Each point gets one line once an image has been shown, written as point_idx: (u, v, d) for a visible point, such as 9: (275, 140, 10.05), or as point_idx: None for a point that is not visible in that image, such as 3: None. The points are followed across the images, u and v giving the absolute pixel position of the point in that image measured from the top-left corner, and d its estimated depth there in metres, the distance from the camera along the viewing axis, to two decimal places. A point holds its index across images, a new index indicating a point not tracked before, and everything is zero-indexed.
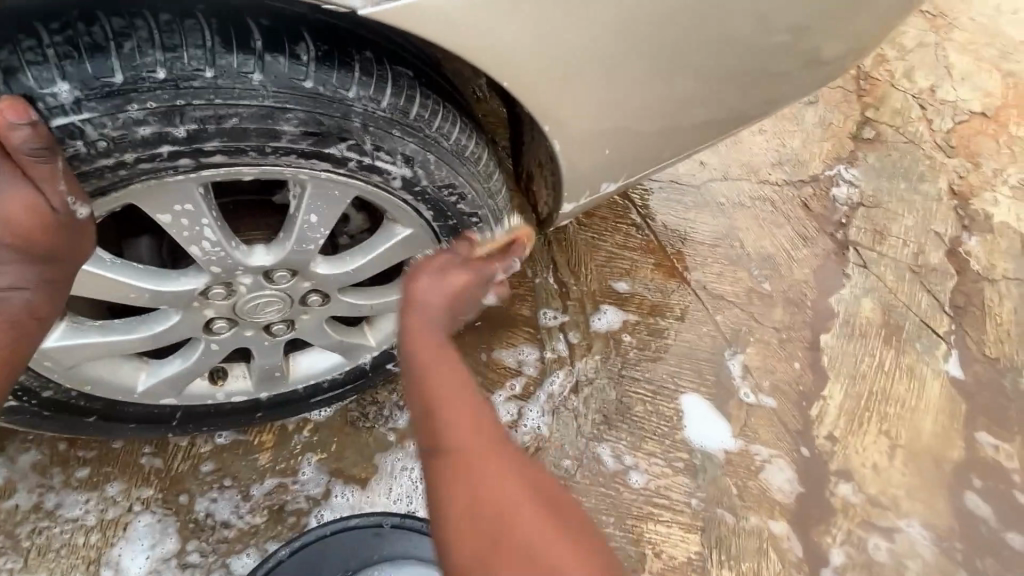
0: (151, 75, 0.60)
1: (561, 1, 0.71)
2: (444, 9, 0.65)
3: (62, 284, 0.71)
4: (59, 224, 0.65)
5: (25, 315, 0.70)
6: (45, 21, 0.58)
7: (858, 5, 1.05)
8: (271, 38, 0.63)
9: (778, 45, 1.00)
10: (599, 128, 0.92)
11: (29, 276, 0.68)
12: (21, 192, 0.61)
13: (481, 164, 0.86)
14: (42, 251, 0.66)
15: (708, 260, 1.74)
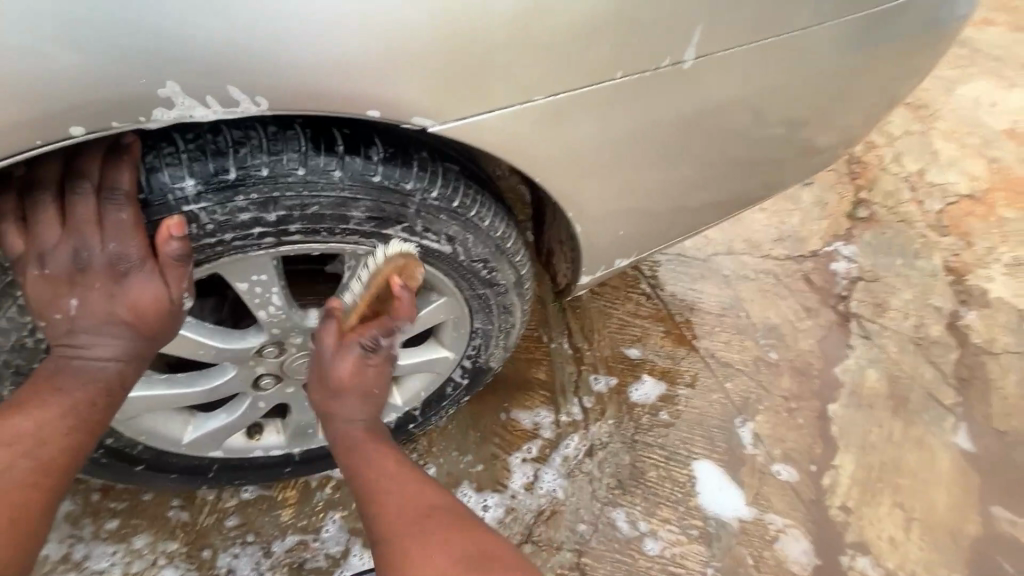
0: (256, 173, 0.71)
1: (600, 115, 0.82)
2: (502, 125, 0.73)
3: (150, 356, 0.83)
4: (170, 312, 0.77)
5: (115, 383, 0.81)
6: (181, 131, 0.70)
7: (846, 103, 1.18)
8: (351, 143, 0.75)
9: (773, 138, 1.13)
10: (613, 211, 1.04)
11: (129, 351, 0.80)
12: (152, 284, 0.74)
13: (510, 242, 0.99)
14: (149, 330, 0.78)
15: (716, 329, 1.83)
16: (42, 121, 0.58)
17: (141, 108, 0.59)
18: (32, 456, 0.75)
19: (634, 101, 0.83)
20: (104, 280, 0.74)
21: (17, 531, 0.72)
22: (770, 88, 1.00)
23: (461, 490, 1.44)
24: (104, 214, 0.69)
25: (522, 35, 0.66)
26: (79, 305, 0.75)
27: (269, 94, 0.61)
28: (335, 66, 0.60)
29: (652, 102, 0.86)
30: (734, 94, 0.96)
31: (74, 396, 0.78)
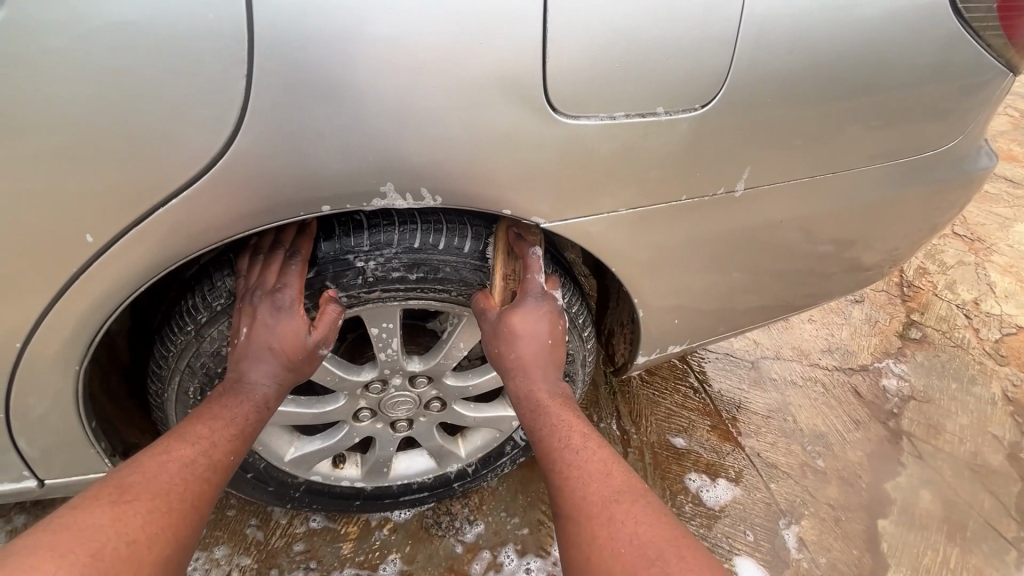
0: (411, 243, 0.95)
1: (667, 225, 1.04)
2: (593, 227, 0.96)
3: (289, 387, 1.02)
4: (305, 350, 0.98)
5: (262, 405, 0.98)
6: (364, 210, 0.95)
7: (882, 231, 1.36)
8: (478, 228, 0.99)
9: (814, 254, 1.31)
10: (671, 304, 1.22)
11: (278, 378, 0.99)
12: (297, 324, 0.96)
13: (583, 318, 1.17)
14: (292, 362, 0.98)
15: (762, 429, 1.89)
16: (305, 201, 0.80)
17: (366, 197, 0.82)
18: (201, 460, 0.87)
19: (693, 218, 1.06)
20: (264, 317, 0.94)
21: (188, 526, 0.81)
22: (809, 216, 1.20)
23: (504, 551, 1.48)
24: (287, 269, 0.93)
25: (621, 166, 0.90)
26: (244, 335, 0.95)
27: (448, 195, 0.84)
28: (496, 179, 0.83)
29: (708, 220, 1.08)
30: (778, 218, 1.16)
31: (234, 414, 0.94)
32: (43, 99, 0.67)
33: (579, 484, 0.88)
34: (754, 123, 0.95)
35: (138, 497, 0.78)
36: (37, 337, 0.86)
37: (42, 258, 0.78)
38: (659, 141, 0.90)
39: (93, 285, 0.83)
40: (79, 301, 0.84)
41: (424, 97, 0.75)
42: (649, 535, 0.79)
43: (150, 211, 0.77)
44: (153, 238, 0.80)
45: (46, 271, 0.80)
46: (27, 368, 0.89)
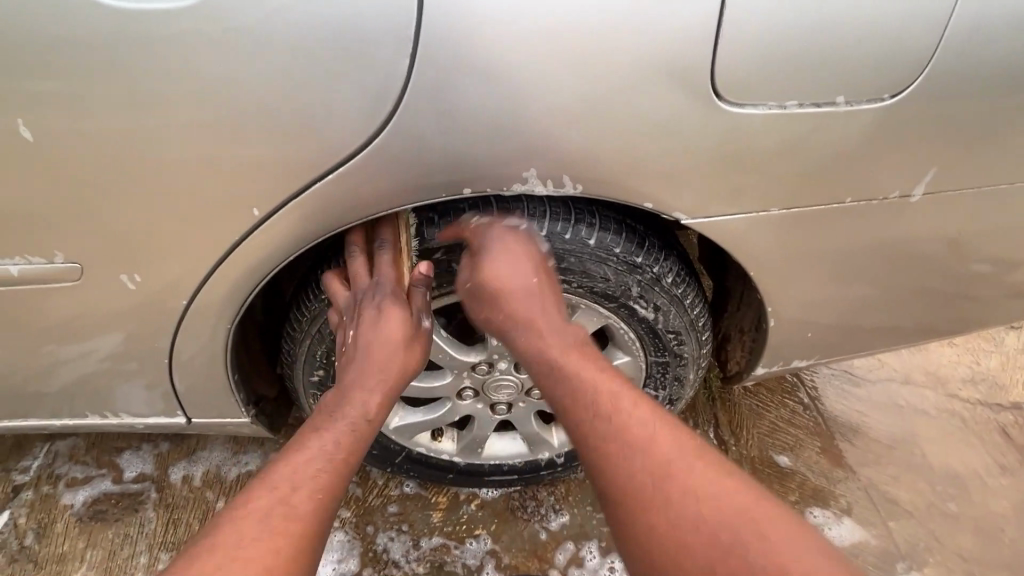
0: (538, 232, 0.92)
1: (818, 230, 0.94)
2: (734, 226, 0.88)
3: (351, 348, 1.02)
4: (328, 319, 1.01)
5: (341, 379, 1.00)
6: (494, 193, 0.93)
7: None
8: (606, 220, 0.95)
9: (984, 275, 1.13)
10: (805, 316, 1.11)
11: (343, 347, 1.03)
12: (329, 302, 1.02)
13: (702, 322, 1.10)
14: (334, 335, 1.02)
15: (883, 460, 1.70)
16: (448, 183, 0.80)
17: (507, 181, 0.80)
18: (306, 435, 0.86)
19: (851, 223, 0.94)
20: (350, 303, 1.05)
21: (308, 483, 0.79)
22: (987, 228, 1.03)
23: (587, 546, 1.47)
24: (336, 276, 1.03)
25: (778, 162, 0.81)
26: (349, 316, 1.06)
27: (589, 183, 0.80)
28: (640, 169, 0.79)
29: (866, 227, 0.96)
30: (950, 231, 1.01)
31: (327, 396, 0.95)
32: (224, 76, 0.72)
33: (645, 443, 0.79)
34: (946, 119, 0.82)
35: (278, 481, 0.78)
36: (200, 295, 0.96)
37: (211, 226, 0.86)
38: (830, 136, 0.80)
39: (249, 249, 0.89)
40: (237, 266, 0.91)
41: (578, 81, 0.71)
42: (720, 506, 0.73)
43: (307, 185, 0.81)
44: (306, 212, 0.84)
45: (213, 237, 0.87)
46: (188, 319, 1.00)
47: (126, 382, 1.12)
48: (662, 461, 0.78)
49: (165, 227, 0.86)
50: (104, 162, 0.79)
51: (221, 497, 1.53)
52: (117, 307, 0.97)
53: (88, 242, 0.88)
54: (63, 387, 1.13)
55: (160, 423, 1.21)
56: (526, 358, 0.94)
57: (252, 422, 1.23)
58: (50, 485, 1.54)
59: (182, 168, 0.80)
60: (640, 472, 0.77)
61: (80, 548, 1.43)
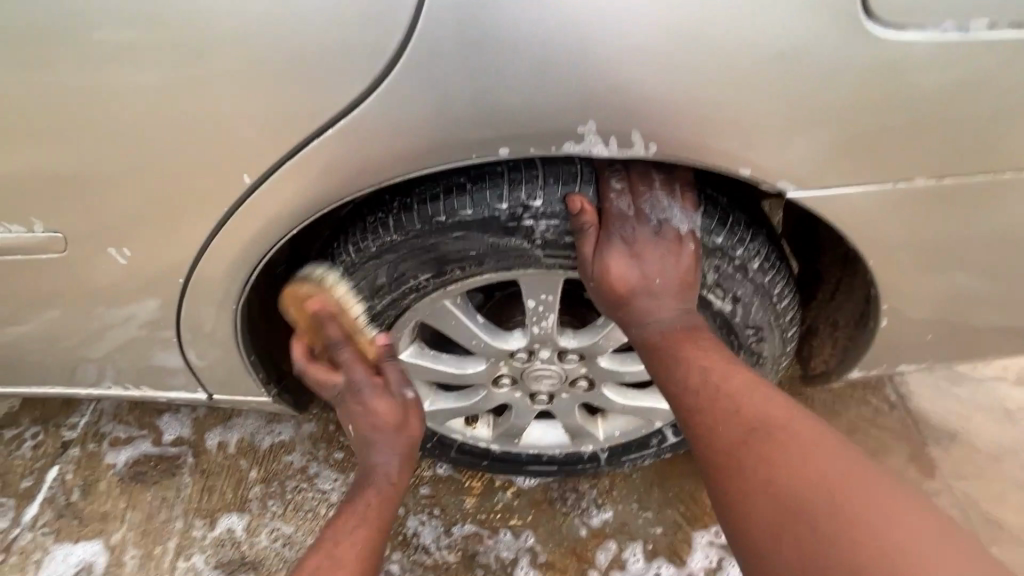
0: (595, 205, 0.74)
1: (960, 208, 0.75)
2: (854, 200, 0.73)
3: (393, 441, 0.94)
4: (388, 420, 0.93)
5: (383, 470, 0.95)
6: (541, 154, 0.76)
7: None
8: (681, 190, 0.76)
9: None
10: (927, 312, 0.89)
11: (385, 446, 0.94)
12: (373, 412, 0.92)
13: (790, 317, 0.90)
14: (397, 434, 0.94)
15: (985, 473, 1.46)
16: (478, 140, 0.69)
17: (558, 138, 0.68)
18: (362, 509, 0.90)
19: (983, 200, 0.75)
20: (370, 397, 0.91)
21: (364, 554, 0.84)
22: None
23: (631, 547, 1.34)
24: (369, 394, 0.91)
25: (886, 121, 0.66)
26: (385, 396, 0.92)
27: (665, 142, 0.67)
28: (722, 129, 0.66)
29: (1010, 206, 0.76)
30: None
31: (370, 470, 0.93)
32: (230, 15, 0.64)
33: (775, 439, 0.68)
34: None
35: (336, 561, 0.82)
36: (202, 267, 0.88)
37: (208, 191, 0.78)
38: (970, 90, 0.64)
39: (256, 209, 0.79)
40: (238, 235, 0.83)
41: (643, 22, 0.60)
42: (869, 518, 0.58)
43: (309, 140, 0.71)
44: (307, 174, 0.75)
45: (210, 203, 0.79)
46: (196, 291, 0.92)
47: (145, 352, 1.06)
48: (789, 472, 0.64)
49: (162, 190, 0.78)
50: (95, 118, 0.72)
51: (253, 467, 1.50)
52: (125, 275, 0.90)
53: (86, 206, 0.81)
54: (86, 354, 1.09)
55: (182, 396, 1.17)
56: (632, 335, 0.84)
57: (275, 401, 1.15)
58: (96, 443, 1.56)
59: (176, 124, 0.71)
60: (772, 471, 0.66)
61: (121, 508, 1.44)
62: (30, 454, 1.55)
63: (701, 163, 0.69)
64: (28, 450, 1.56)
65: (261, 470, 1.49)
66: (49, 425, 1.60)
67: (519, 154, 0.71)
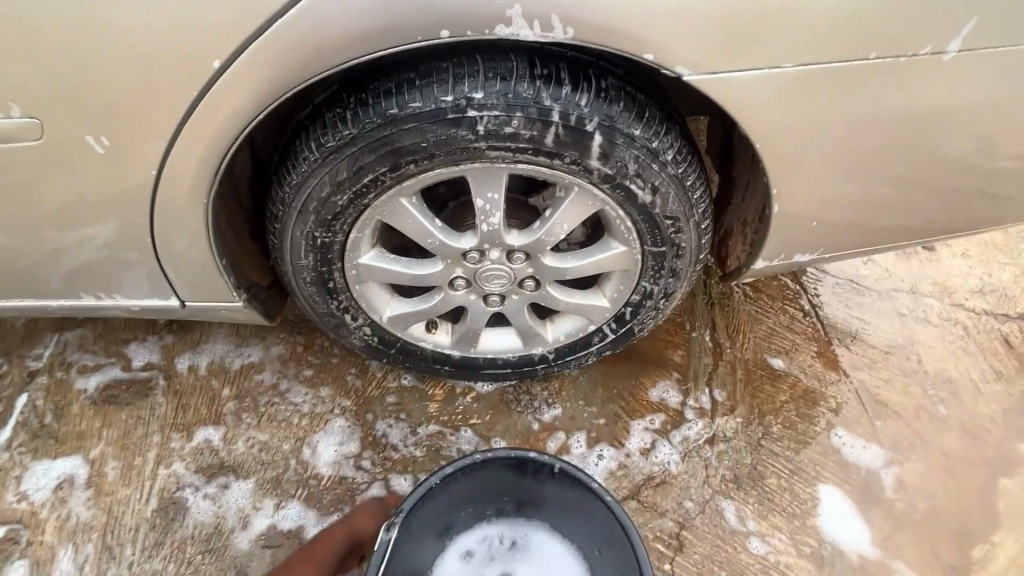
0: (529, 96, 0.86)
1: (834, 97, 0.91)
2: (750, 87, 0.88)
3: None
4: None
5: None
6: (483, 54, 0.87)
7: None
8: (605, 86, 0.89)
9: (1000, 169, 1.08)
10: (813, 202, 1.05)
11: None
12: None
13: (702, 208, 1.05)
14: None
15: (877, 364, 1.71)
16: (421, 23, 0.81)
17: (490, 22, 0.80)
18: None
19: (845, 95, 0.91)
20: None
21: None
22: (1006, 102, 0.97)
23: (576, 436, 1.52)
24: None
25: (757, 14, 0.81)
26: None
27: (580, 27, 0.80)
28: (626, 17, 0.79)
29: (871, 99, 0.92)
30: (971, 105, 0.96)
31: None
32: None
33: None
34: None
35: None
36: (172, 160, 0.97)
37: (181, 81, 0.88)
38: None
39: (225, 100, 0.90)
40: (208, 123, 0.92)
41: None
42: None
43: (271, 23, 0.82)
44: (269, 56, 0.85)
45: (180, 90, 0.88)
46: (169, 189, 1.00)
47: (117, 258, 1.13)
48: None
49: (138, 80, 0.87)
50: (79, 14, 0.82)
51: (226, 386, 1.58)
52: (99, 171, 0.97)
53: (59, 100, 0.89)
54: (55, 264, 1.14)
55: (155, 306, 1.23)
56: None
57: (245, 306, 1.24)
58: (64, 371, 1.60)
59: (151, 12, 0.82)
60: None
61: (96, 427, 1.51)
62: None
63: (616, 50, 0.83)
64: None
65: (234, 387, 1.57)
66: (12, 356, 1.63)
67: (459, 39, 0.83)
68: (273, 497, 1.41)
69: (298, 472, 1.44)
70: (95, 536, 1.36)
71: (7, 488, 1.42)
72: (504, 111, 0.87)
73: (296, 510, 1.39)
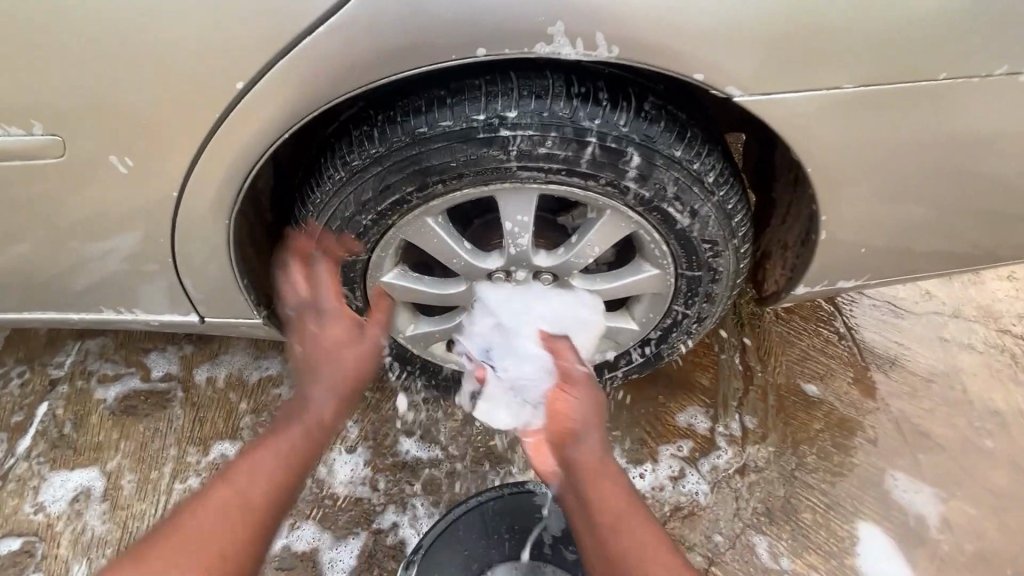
0: (565, 115, 0.82)
1: (888, 118, 0.85)
2: (806, 106, 0.82)
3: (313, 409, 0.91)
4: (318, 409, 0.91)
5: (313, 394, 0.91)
6: (516, 70, 0.83)
7: None
8: (644, 104, 0.84)
9: None
10: (863, 226, 0.99)
11: (328, 401, 0.91)
12: (322, 402, 0.91)
13: (743, 231, 1.00)
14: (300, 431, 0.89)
15: (918, 392, 1.62)
16: (457, 40, 0.77)
17: (529, 39, 0.77)
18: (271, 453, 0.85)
19: (901, 115, 0.85)
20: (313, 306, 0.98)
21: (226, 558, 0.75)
22: None
23: None
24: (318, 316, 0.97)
25: (814, 29, 0.76)
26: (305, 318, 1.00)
27: (625, 45, 0.76)
28: (673, 34, 0.75)
29: (928, 118, 0.86)
30: None
31: (283, 443, 0.87)
32: None
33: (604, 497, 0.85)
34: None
35: (241, 492, 0.81)
36: (195, 177, 0.95)
37: (210, 99, 0.86)
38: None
39: (250, 115, 0.87)
40: (231, 139, 0.90)
41: None
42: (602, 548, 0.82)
43: (297, 38, 0.80)
44: (296, 71, 0.82)
45: (204, 105, 0.86)
46: (190, 204, 0.99)
47: (137, 273, 1.11)
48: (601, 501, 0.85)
49: (159, 95, 0.85)
50: (103, 29, 0.80)
51: (243, 399, 1.56)
52: (120, 186, 0.96)
53: (84, 115, 0.87)
54: (78, 278, 1.13)
55: (174, 320, 1.22)
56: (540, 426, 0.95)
57: (265, 323, 1.22)
58: (84, 380, 1.60)
59: (176, 27, 0.79)
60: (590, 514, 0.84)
61: (114, 439, 1.49)
62: (18, 392, 1.58)
63: (660, 68, 0.78)
64: (15, 387, 1.59)
65: (252, 401, 1.55)
66: (36, 364, 1.63)
67: (495, 55, 0.79)
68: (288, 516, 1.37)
69: (314, 492, 1.40)
70: (109, 551, 1.34)
71: (25, 498, 1.41)
72: (537, 131, 0.83)
73: (310, 531, 1.35)
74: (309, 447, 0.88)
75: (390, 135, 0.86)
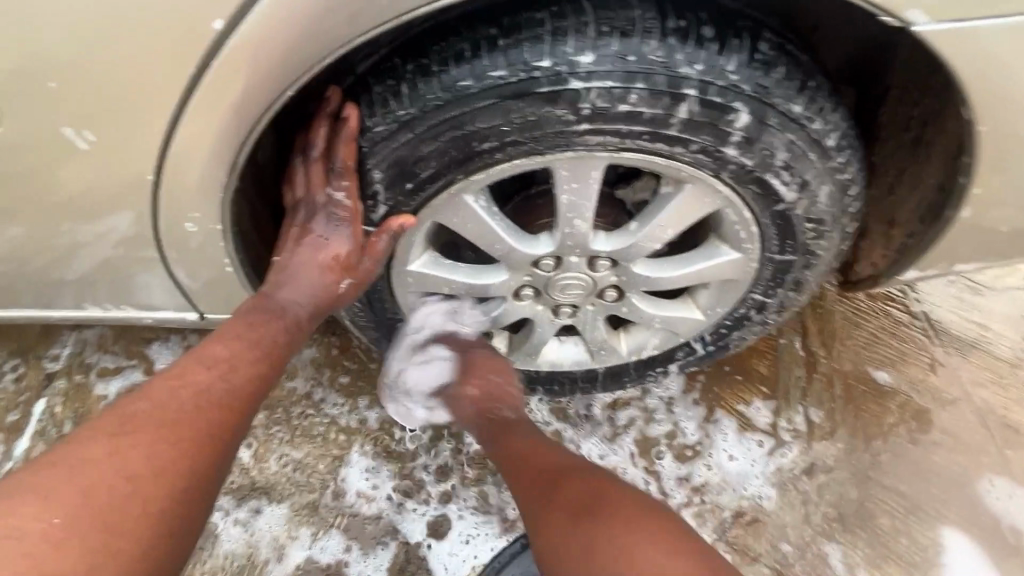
0: (656, 59, 0.65)
1: None
2: (986, 38, 0.64)
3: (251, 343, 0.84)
4: (263, 348, 0.84)
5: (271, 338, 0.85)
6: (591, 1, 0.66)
7: None
8: (753, 45, 0.68)
9: None
10: (1007, 198, 0.79)
11: (246, 336, 0.84)
12: (239, 332, 0.84)
13: (854, 206, 0.83)
14: (241, 373, 0.81)
15: (1005, 378, 1.44)
16: None
17: None
18: (211, 387, 0.78)
19: None
20: (316, 231, 0.83)
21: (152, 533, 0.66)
22: None
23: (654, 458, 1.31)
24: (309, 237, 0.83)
25: None
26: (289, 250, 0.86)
27: None
28: None
29: None
30: None
31: (199, 377, 0.78)
32: None
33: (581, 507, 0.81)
34: None
35: (147, 427, 0.71)
36: (178, 151, 0.77)
37: (185, 47, 0.67)
38: None
39: (244, 66, 0.69)
40: (222, 101, 0.72)
41: None
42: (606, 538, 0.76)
43: None
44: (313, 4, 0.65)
45: (182, 58, 0.67)
46: (175, 185, 0.81)
47: (121, 266, 0.95)
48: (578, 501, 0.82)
49: (121, 46, 0.66)
50: None
51: None
52: (86, 166, 0.78)
53: (27, 74, 0.69)
54: (54, 273, 0.97)
55: (172, 317, 1.08)
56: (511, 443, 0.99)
57: None
58: (83, 374, 1.47)
59: None
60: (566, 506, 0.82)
61: None
62: (13, 388, 1.46)
63: None
64: (10, 383, 1.46)
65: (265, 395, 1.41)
66: (29, 356, 1.49)
67: None
68: (311, 525, 1.25)
69: (339, 497, 1.28)
70: None
71: None
72: (619, 81, 0.65)
73: (336, 541, 1.24)
74: (233, 381, 0.80)
75: (425, 88, 0.68)
